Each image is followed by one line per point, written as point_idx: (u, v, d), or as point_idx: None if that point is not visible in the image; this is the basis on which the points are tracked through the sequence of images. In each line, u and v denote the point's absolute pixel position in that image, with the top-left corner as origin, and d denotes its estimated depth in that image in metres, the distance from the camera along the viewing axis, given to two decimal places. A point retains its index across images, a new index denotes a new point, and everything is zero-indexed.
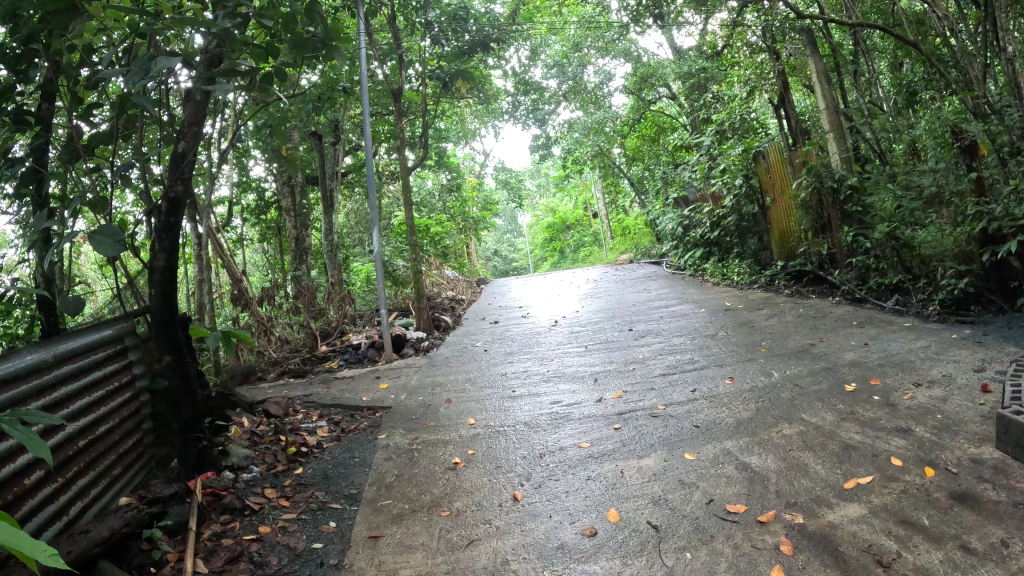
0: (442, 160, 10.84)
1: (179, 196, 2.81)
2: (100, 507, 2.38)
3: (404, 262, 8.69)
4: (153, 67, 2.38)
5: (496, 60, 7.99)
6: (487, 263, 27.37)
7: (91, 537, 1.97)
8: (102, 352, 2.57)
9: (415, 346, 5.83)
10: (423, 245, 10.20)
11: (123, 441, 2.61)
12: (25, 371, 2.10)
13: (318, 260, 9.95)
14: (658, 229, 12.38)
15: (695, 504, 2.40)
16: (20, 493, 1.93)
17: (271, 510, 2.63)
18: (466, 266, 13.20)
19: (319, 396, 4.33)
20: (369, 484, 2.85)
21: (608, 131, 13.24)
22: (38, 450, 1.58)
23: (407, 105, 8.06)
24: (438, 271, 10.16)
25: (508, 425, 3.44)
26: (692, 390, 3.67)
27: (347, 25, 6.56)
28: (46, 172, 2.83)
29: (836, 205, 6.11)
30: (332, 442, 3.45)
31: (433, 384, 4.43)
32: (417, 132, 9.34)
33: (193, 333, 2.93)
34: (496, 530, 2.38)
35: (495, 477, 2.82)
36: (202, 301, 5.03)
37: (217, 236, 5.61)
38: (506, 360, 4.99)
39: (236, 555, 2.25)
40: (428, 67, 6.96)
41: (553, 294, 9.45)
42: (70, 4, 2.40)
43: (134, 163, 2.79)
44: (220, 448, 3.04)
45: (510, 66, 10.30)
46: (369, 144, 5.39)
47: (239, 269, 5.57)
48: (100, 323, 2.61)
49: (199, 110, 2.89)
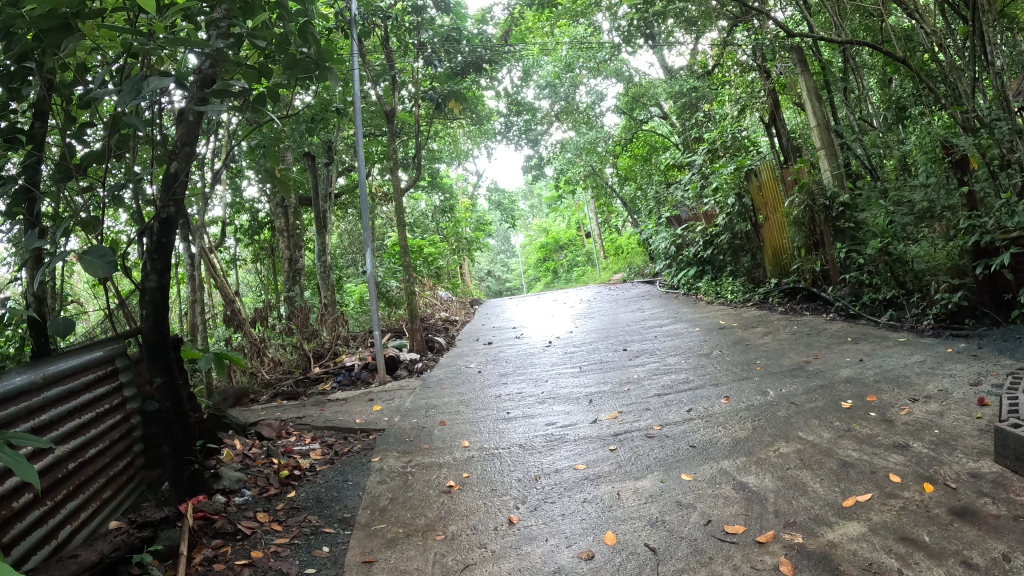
0: (436, 180, 10.89)
1: (171, 217, 2.82)
2: (89, 532, 2.34)
3: (397, 282, 8.70)
4: (145, 87, 2.36)
5: (490, 81, 8.07)
6: (482, 284, 27.36)
7: (80, 562, 1.94)
8: (92, 374, 2.54)
9: (409, 367, 5.80)
10: (417, 266, 10.21)
11: (114, 463, 2.58)
12: (15, 393, 2.07)
13: (312, 281, 9.92)
14: (652, 247, 12.41)
15: (693, 525, 2.38)
16: (9, 516, 1.90)
17: (263, 534, 2.59)
18: (460, 287, 13.20)
19: (312, 418, 4.29)
20: (363, 507, 2.81)
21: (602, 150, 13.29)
22: (28, 473, 1.56)
23: (401, 126, 8.10)
24: (431, 292, 10.15)
25: (502, 447, 3.41)
26: (687, 410, 3.65)
27: (342, 46, 6.60)
28: (39, 192, 2.83)
29: (828, 221, 6.18)
30: (325, 465, 3.42)
31: (427, 406, 4.40)
32: (411, 152, 9.39)
33: (186, 354, 2.90)
34: (492, 554, 2.34)
35: (491, 500, 2.79)
36: (196, 321, 4.99)
37: (211, 256, 5.59)
38: (501, 381, 4.96)
39: None
40: (422, 88, 7.01)
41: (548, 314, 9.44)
42: (64, 23, 2.40)
43: (127, 185, 2.78)
44: (211, 471, 2.99)
45: (504, 87, 10.39)
46: (363, 167, 5.17)
47: (232, 290, 5.55)
48: (91, 344, 2.58)
49: (191, 131, 2.87)
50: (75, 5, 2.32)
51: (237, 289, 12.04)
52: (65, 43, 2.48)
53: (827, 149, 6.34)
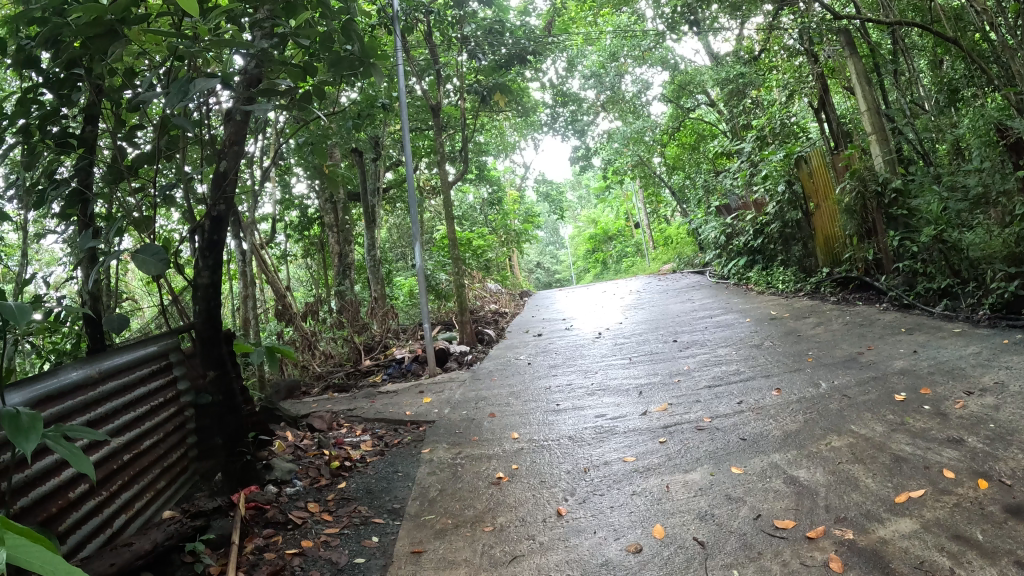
0: (483, 173, 10.91)
1: (221, 215, 2.86)
2: (144, 521, 2.41)
3: (446, 275, 8.77)
4: (190, 89, 2.41)
5: (535, 72, 8.03)
6: (532, 276, 27.36)
7: (134, 550, 2.00)
8: (147, 369, 2.62)
9: (458, 359, 5.84)
10: (466, 259, 10.28)
11: (168, 454, 2.65)
12: (70, 387, 2.14)
13: (362, 274, 10.06)
14: (700, 237, 12.23)
15: (742, 520, 2.34)
16: (64, 506, 1.97)
17: (314, 524, 2.63)
18: (509, 280, 13.25)
19: (363, 410, 4.35)
20: (413, 498, 2.84)
21: (649, 139, 13.15)
22: (83, 465, 1.61)
23: (446, 120, 8.12)
24: (480, 284, 10.20)
25: (551, 439, 3.40)
26: (738, 402, 3.59)
27: (385, 42, 6.64)
28: (90, 194, 2.91)
29: (880, 208, 5.99)
30: (376, 456, 3.46)
31: (477, 397, 4.42)
32: (458, 146, 9.42)
33: (237, 348, 2.96)
34: (539, 546, 2.34)
35: (540, 491, 2.79)
36: (248, 316, 5.11)
37: (262, 252, 5.72)
38: (550, 372, 4.96)
39: (279, 569, 2.26)
40: (466, 81, 7.02)
41: (597, 305, 9.41)
42: (109, 29, 2.47)
43: (177, 186, 2.84)
44: (264, 462, 3.05)
45: (549, 78, 10.34)
46: (409, 160, 5.14)
47: (283, 285, 5.67)
48: (145, 339, 2.66)
49: (239, 131, 2.92)
50: (119, 12, 2.37)
51: (291, 284, 12.30)
52: (111, 48, 2.54)
53: (877, 134, 6.14)
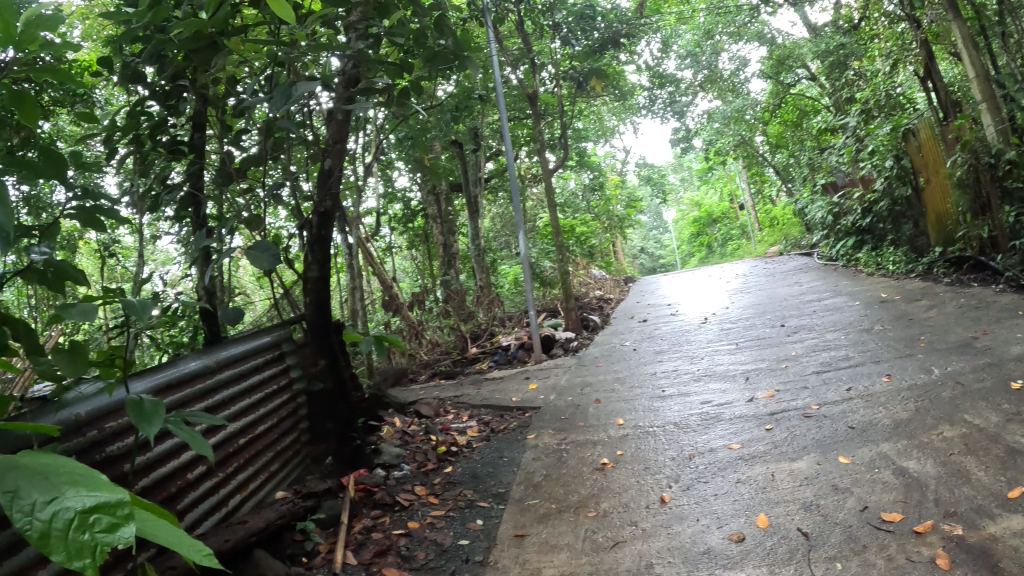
0: (583, 159, 10.88)
1: (328, 211, 2.97)
2: (259, 501, 2.55)
3: (551, 262, 8.83)
4: (292, 92, 2.51)
5: (629, 55, 7.91)
6: (638, 263, 27.02)
7: (247, 528, 2.12)
8: (261, 358, 2.77)
9: (565, 346, 5.88)
10: (570, 246, 10.31)
11: (281, 439, 2.79)
12: (189, 376, 2.28)
13: (468, 264, 10.27)
14: (807, 217, 11.72)
15: (847, 511, 2.26)
16: (183, 486, 2.11)
17: (420, 506, 2.72)
18: (612, 267, 13.21)
19: (470, 396, 4.46)
20: (517, 483, 2.89)
21: (750, 118, 12.70)
22: (197, 446, 1.70)
23: (545, 108, 8.07)
24: (584, 271, 10.21)
25: (657, 425, 3.38)
26: (847, 389, 3.46)
27: (479, 34, 6.72)
28: (202, 196, 3.09)
29: (996, 181, 5.62)
30: (482, 441, 3.53)
31: (583, 383, 4.45)
32: (556, 133, 9.43)
33: (345, 338, 3.09)
34: (642, 532, 2.34)
35: (644, 478, 2.78)
36: (356, 307, 5.33)
37: (367, 245, 5.94)
38: (655, 359, 4.93)
39: (385, 549, 2.33)
40: (561, 68, 7.01)
41: (700, 291, 9.23)
42: (211, 41, 2.60)
43: (285, 183, 2.98)
44: (373, 446, 3.17)
45: (643, 61, 10.18)
46: (510, 150, 5.17)
47: (390, 276, 5.88)
48: (259, 330, 2.81)
49: (341, 129, 3.03)
50: (222, 22, 2.47)
51: (399, 275, 12.73)
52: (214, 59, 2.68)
53: (988, 102, 5.68)
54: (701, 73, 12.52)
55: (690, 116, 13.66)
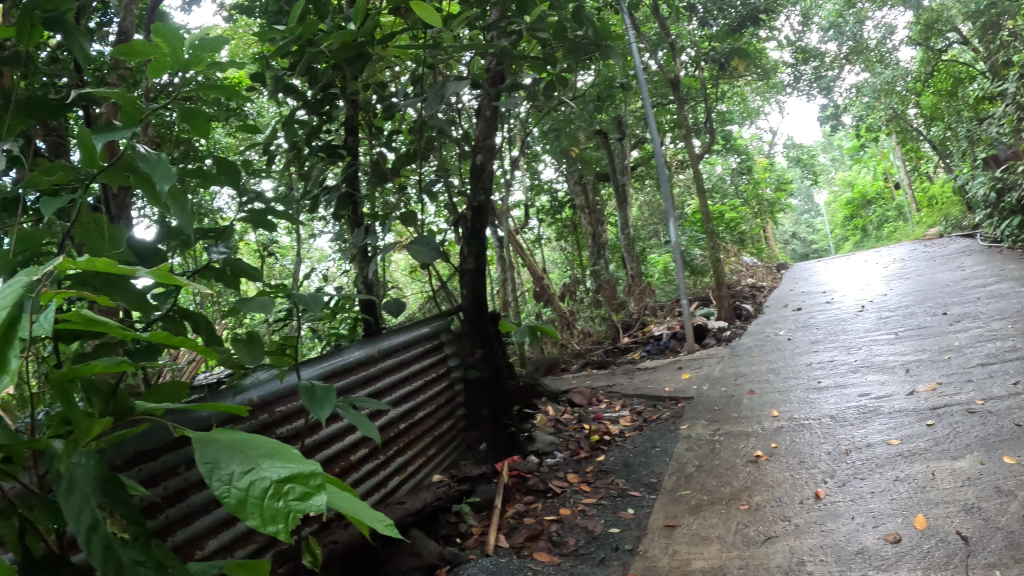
0: (730, 143, 10.52)
1: (482, 205, 3.06)
2: (416, 483, 2.67)
3: (701, 250, 8.64)
4: (445, 92, 2.59)
5: (771, 31, 7.56)
6: (790, 247, 25.74)
7: (405, 508, 2.24)
8: (420, 347, 2.92)
9: (717, 337, 5.75)
10: (720, 232, 10.02)
11: (439, 425, 2.93)
12: (354, 364, 2.45)
13: (617, 254, 10.26)
14: (969, 195, 10.74)
15: (1012, 516, 2.07)
16: (346, 467, 2.25)
17: (573, 493, 2.76)
18: (764, 253, 12.71)
19: (623, 386, 4.47)
20: (669, 473, 2.87)
21: (903, 89, 11.78)
22: (365, 428, 1.81)
23: (686, 91, 7.82)
24: (735, 258, 9.90)
25: (813, 418, 3.25)
26: (1014, 381, 3.16)
27: (616, 22, 6.67)
28: (357, 195, 3.24)
29: None
30: (635, 431, 3.52)
31: (737, 374, 4.34)
32: (702, 117, 9.17)
33: (501, 328, 3.19)
34: (795, 528, 2.26)
35: (799, 472, 2.68)
36: (508, 298, 5.47)
37: (519, 238, 6.11)
38: (812, 349, 4.71)
39: (537, 534, 2.41)
40: (702, 50, 6.81)
41: (858, 276, 8.70)
42: (358, 52, 2.74)
43: (440, 180, 3.11)
44: (527, 434, 3.26)
45: (785, 36, 9.71)
46: (656, 137, 5.16)
47: (540, 268, 6.04)
48: (417, 321, 2.97)
49: (489, 125, 3.11)
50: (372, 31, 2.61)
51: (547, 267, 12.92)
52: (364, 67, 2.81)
53: None
54: (845, 46, 11.18)
55: (837, 91, 12.64)
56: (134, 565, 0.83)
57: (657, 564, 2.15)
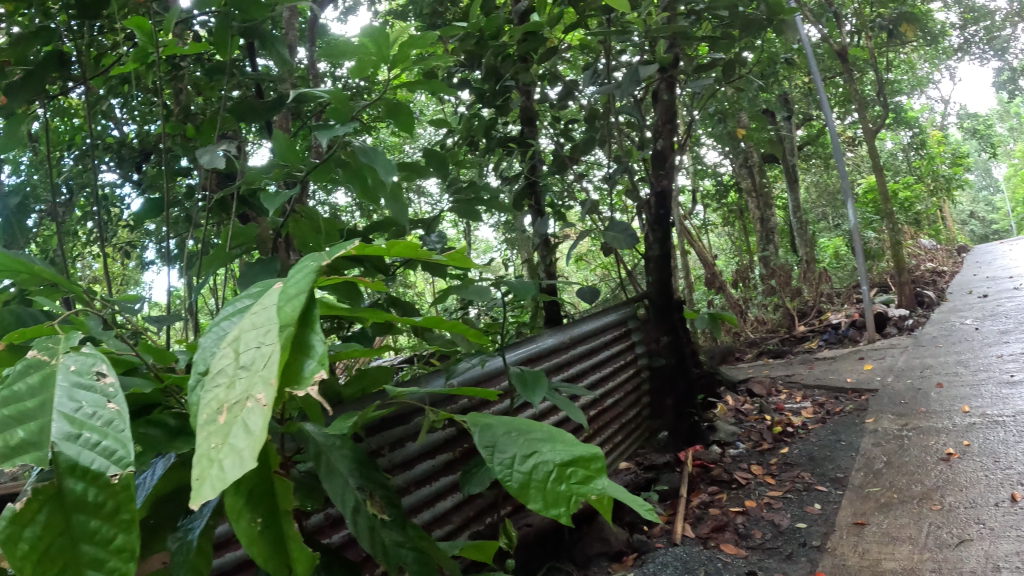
0: (901, 116, 9.76)
1: (665, 190, 3.04)
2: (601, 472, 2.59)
3: (876, 233, 8.15)
4: (640, 75, 2.47)
5: None
6: (963, 228, 23.63)
7: None
8: (608, 334, 2.96)
9: (899, 325, 5.39)
10: (894, 214, 9.36)
11: (625, 412, 2.91)
12: (548, 350, 2.50)
13: (782, 240, 9.90)
14: None
15: None
16: None
17: (757, 486, 2.68)
18: (942, 235, 11.75)
19: (801, 377, 4.31)
20: (857, 468, 2.71)
21: None
22: (574, 414, 1.70)
23: (852, 62, 7.26)
24: (911, 241, 9.27)
25: (1010, 415, 2.96)
26: None
27: None
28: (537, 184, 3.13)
29: None
30: (817, 423, 3.37)
31: (924, 365, 4.04)
32: (872, 90, 8.56)
33: (688, 316, 3.15)
34: (991, 533, 2.07)
35: (993, 473, 2.46)
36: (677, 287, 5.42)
37: (686, 227, 6.12)
38: (1005, 339, 4.30)
39: (723, 525, 2.36)
40: (869, 17, 6.33)
41: None
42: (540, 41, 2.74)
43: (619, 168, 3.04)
44: (708, 423, 3.22)
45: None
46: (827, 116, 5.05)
47: (708, 255, 6.03)
48: (604, 308, 3.01)
49: (668, 109, 3.06)
50: (552, 23, 2.63)
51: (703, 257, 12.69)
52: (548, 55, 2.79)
53: None
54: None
55: None
56: (397, 545, 0.87)
57: (846, 561, 2.03)
